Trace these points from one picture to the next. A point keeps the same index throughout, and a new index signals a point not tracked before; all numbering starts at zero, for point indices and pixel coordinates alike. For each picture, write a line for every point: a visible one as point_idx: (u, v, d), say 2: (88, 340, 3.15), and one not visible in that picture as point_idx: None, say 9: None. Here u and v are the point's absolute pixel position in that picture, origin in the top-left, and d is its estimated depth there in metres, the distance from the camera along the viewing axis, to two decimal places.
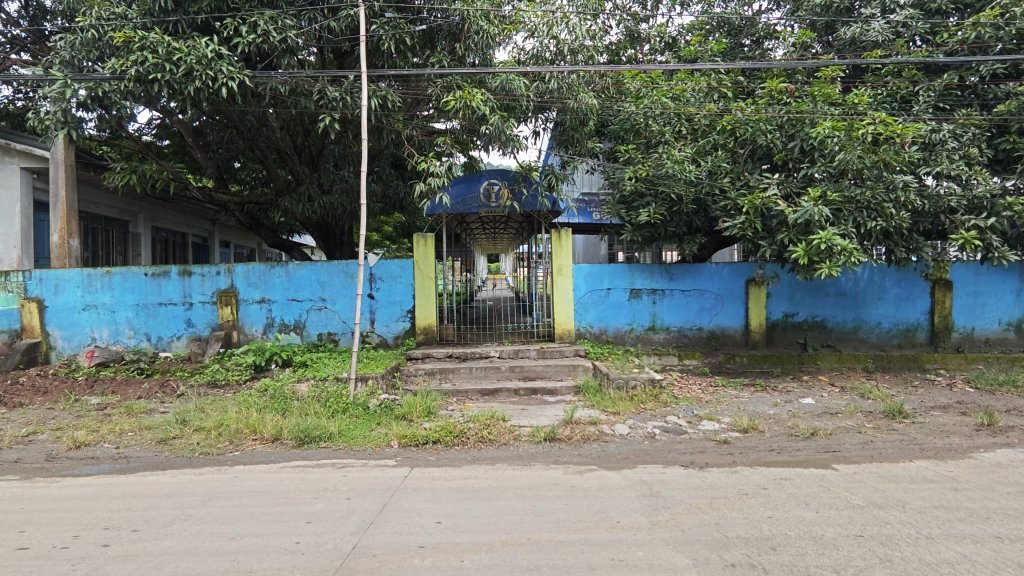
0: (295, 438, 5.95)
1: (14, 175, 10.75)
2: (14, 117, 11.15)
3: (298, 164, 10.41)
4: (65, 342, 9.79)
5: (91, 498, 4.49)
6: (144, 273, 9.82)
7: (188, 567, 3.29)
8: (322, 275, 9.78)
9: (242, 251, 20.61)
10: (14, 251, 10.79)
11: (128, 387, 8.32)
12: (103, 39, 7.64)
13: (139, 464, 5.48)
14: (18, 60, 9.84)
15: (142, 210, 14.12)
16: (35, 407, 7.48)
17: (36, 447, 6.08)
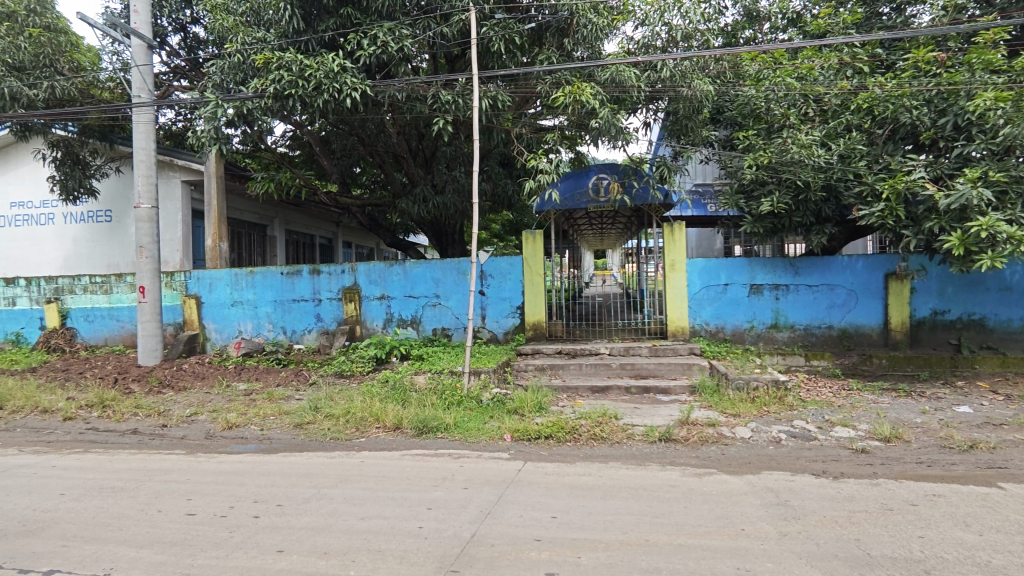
0: (414, 427, 6.26)
1: (176, 188, 12.28)
2: (175, 136, 12.72)
3: (414, 167, 10.93)
4: (217, 333, 11.02)
5: (243, 473, 5.03)
6: (280, 272, 10.79)
7: (326, 542, 3.56)
8: (437, 272, 10.21)
9: (363, 251, 22.06)
10: (177, 254, 12.34)
11: (269, 375, 9.21)
12: (247, 62, 8.47)
13: (280, 445, 6.04)
14: (179, 86, 11.19)
15: (278, 215, 15.55)
16: (196, 391, 8.52)
17: (197, 426, 6.92)
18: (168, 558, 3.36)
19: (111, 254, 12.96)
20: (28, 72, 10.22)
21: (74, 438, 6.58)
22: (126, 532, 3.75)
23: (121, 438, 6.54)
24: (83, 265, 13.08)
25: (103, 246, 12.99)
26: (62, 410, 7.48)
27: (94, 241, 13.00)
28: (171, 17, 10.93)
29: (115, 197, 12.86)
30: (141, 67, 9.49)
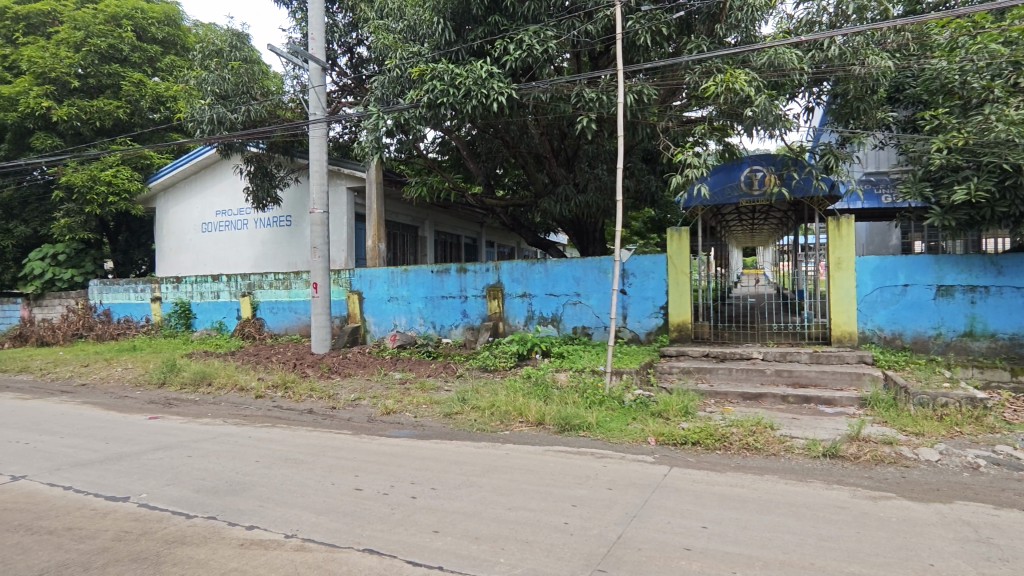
0: (557, 424, 6.34)
1: (342, 195, 13.65)
2: (343, 148, 14.14)
3: (556, 167, 11.07)
4: (376, 327, 12.05)
5: (401, 456, 5.45)
6: (431, 271, 11.51)
7: (476, 528, 3.73)
8: (578, 271, 10.26)
9: (504, 251, 22.79)
10: (343, 254, 13.71)
11: (421, 366, 9.88)
12: (404, 75, 9.17)
13: (432, 432, 6.45)
14: (346, 103, 12.41)
15: (428, 217, 16.62)
16: (358, 378, 9.40)
17: (361, 409, 7.63)
18: (342, 526, 3.75)
19: (291, 254, 14.75)
20: (230, 99, 11.97)
21: (264, 413, 7.60)
22: (307, 499, 4.25)
23: (301, 416, 7.42)
24: (269, 264, 15.04)
25: (285, 247, 14.82)
26: (255, 388, 8.67)
27: (278, 242, 14.89)
28: (340, 41, 12.17)
29: (294, 204, 14.61)
30: (317, 88, 10.67)
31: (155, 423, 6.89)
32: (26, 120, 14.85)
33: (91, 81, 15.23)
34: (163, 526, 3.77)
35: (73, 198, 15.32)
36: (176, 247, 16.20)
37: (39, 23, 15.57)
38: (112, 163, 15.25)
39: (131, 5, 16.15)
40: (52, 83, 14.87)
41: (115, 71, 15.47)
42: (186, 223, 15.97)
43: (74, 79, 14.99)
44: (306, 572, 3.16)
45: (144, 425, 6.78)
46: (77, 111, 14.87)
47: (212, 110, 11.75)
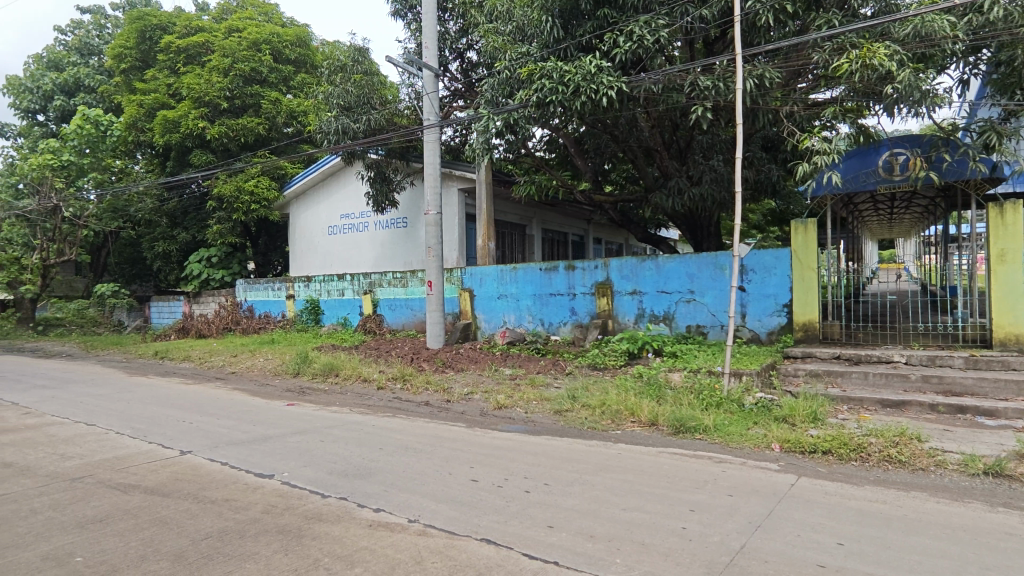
0: (671, 425, 6.14)
1: (454, 196, 14.19)
2: (454, 150, 14.66)
3: (667, 160, 10.73)
4: (487, 323, 12.38)
5: (514, 450, 5.56)
6: (539, 268, 11.62)
7: (590, 526, 3.71)
8: (692, 267, 9.89)
9: (612, 248, 22.43)
10: (455, 254, 14.23)
11: (530, 362, 10.01)
12: (513, 76, 9.31)
13: (543, 429, 6.51)
14: (458, 107, 12.84)
15: (536, 215, 16.78)
16: (471, 372, 9.72)
17: (474, 403, 7.88)
18: (461, 515, 3.89)
19: (407, 253, 15.55)
20: (353, 110, 12.84)
21: (386, 404, 8.08)
22: (427, 487, 4.46)
23: (418, 408, 7.81)
24: (388, 263, 15.96)
25: (402, 247, 15.65)
26: (377, 380, 9.26)
27: (395, 243, 15.76)
28: (452, 48, 12.62)
29: (410, 206, 15.38)
30: (431, 94, 11.14)
31: (292, 410, 7.57)
32: (186, 140, 16.92)
33: (237, 102, 17.03)
34: (303, 503, 4.14)
35: (223, 207, 17.23)
36: (307, 249, 17.68)
37: (195, 54, 17.67)
38: (254, 174, 16.97)
39: (268, 31, 17.86)
40: (206, 106, 16.82)
41: (256, 91, 17.18)
42: (316, 226, 17.37)
43: (223, 101, 16.85)
44: (428, 555, 3.32)
45: (283, 411, 7.47)
46: (226, 130, 16.70)
47: (338, 121, 12.69)
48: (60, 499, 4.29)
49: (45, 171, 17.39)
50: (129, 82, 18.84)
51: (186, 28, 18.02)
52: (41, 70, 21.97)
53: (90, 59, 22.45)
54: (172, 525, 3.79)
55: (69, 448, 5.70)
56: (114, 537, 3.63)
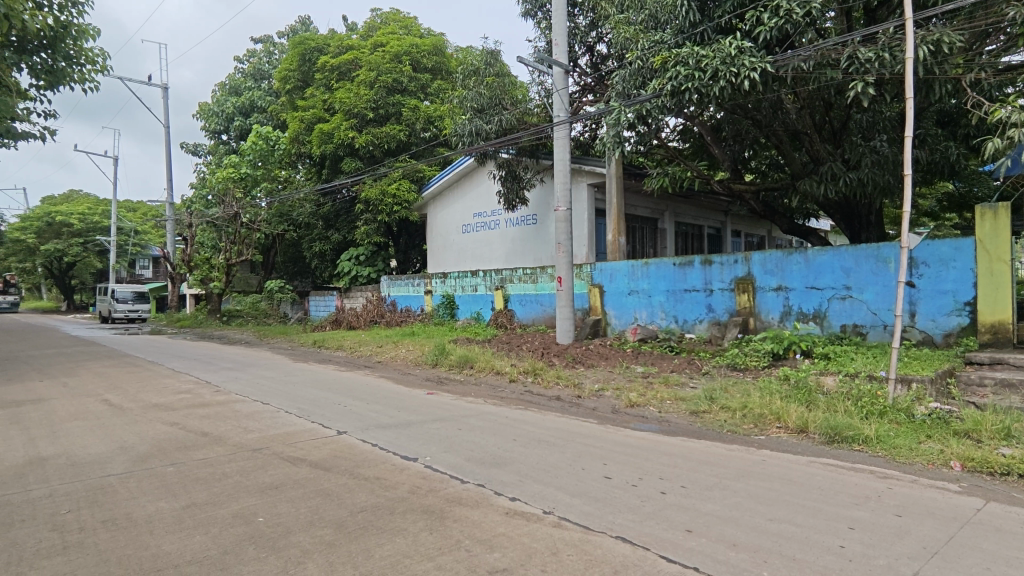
0: (824, 433, 5.62)
1: (583, 192, 14.15)
2: (583, 146, 14.61)
3: (819, 143, 9.81)
4: (617, 320, 12.19)
5: (647, 450, 5.43)
6: (673, 263, 11.21)
7: (733, 534, 3.52)
8: (848, 261, 8.99)
9: (752, 241, 20.97)
10: (584, 249, 14.19)
11: (663, 361, 9.70)
12: (646, 66, 9.07)
13: (677, 429, 6.28)
14: (588, 101, 12.76)
15: (668, 208, 16.17)
16: (601, 368, 9.65)
17: (605, 400, 7.80)
18: (595, 511, 3.88)
19: (536, 250, 15.81)
20: (486, 112, 13.29)
21: (518, 397, 8.30)
22: (561, 480, 4.51)
23: (549, 402, 7.91)
24: (518, 260, 16.34)
25: (532, 244, 15.94)
26: (509, 373, 9.53)
27: (525, 240, 16.08)
28: (581, 42, 12.57)
29: (539, 203, 15.62)
30: (561, 91, 11.20)
31: (431, 398, 8.05)
32: (338, 149, 18.62)
33: (381, 112, 18.39)
34: (444, 486, 4.38)
35: (370, 209, 18.74)
36: (443, 247, 18.63)
37: (346, 70, 19.36)
38: (396, 177, 18.23)
39: (408, 43, 19.11)
40: (355, 117, 18.36)
41: (398, 101, 18.43)
42: (451, 225, 18.25)
43: (369, 112, 18.28)
44: (564, 548, 3.35)
45: (424, 399, 7.97)
46: (372, 138, 18.10)
47: (472, 123, 13.22)
48: (244, 466, 4.95)
49: (229, 183, 20.83)
50: (292, 100, 21.17)
51: (339, 47, 19.81)
52: (225, 95, 25.46)
53: (261, 83, 25.52)
54: (333, 496, 4.21)
55: (249, 422, 6.55)
56: (287, 503, 4.11)
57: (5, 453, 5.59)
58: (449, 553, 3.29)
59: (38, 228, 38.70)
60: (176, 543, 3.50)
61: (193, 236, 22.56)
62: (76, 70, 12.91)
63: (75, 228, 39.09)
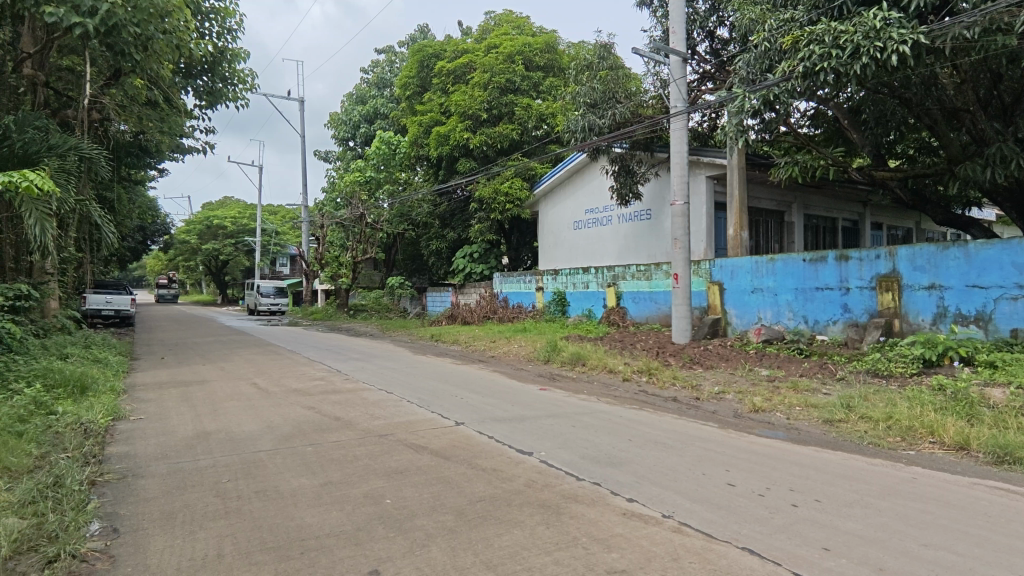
0: (991, 453, 4.93)
1: (701, 184, 13.51)
2: (702, 136, 13.97)
3: (984, 121, 8.62)
4: (738, 319, 11.53)
5: (775, 459, 5.08)
6: (803, 259, 10.40)
7: (878, 558, 3.19)
8: (1020, 255, 7.80)
9: (896, 234, 18.86)
10: (702, 244, 13.59)
11: (791, 364, 9.03)
12: (774, 47, 8.48)
13: (809, 439, 5.81)
14: (708, 89, 12.16)
15: (797, 199, 15.00)
16: (721, 370, 9.18)
17: (726, 403, 7.42)
18: (718, 519, 3.70)
19: (651, 246, 15.39)
20: (599, 106, 13.12)
21: (632, 396, 8.12)
22: (680, 484, 4.35)
23: (666, 403, 7.66)
24: (631, 256, 16.00)
25: (645, 240, 15.53)
26: (623, 372, 9.37)
27: (639, 236, 15.70)
28: (701, 28, 12.02)
29: (654, 198, 15.17)
30: (678, 80, 10.78)
31: (544, 394, 8.12)
32: (454, 150, 19.32)
33: (494, 112, 18.81)
34: (560, 482, 4.40)
35: (484, 208, 19.26)
36: (554, 243, 18.70)
37: (462, 73, 20.01)
38: (509, 176, 18.58)
39: (521, 43, 19.38)
40: (470, 119, 18.92)
41: (511, 100, 18.74)
42: (562, 222, 18.27)
43: (483, 113, 18.76)
44: (686, 554, 3.23)
45: (537, 395, 8.06)
46: (486, 138, 18.57)
47: (585, 119, 13.12)
48: (372, 451, 5.30)
49: (356, 187, 22.52)
50: (412, 105, 22.27)
51: (455, 52, 20.51)
52: (352, 105, 27.38)
53: (384, 90, 27.09)
54: (453, 484, 4.38)
55: (376, 409, 7.01)
56: (411, 487, 4.34)
57: (178, 426, 6.44)
58: (566, 549, 3.29)
59: (199, 230, 44.16)
60: (317, 517, 3.83)
61: (325, 236, 24.57)
62: (231, 90, 14.54)
63: (228, 230, 44.10)
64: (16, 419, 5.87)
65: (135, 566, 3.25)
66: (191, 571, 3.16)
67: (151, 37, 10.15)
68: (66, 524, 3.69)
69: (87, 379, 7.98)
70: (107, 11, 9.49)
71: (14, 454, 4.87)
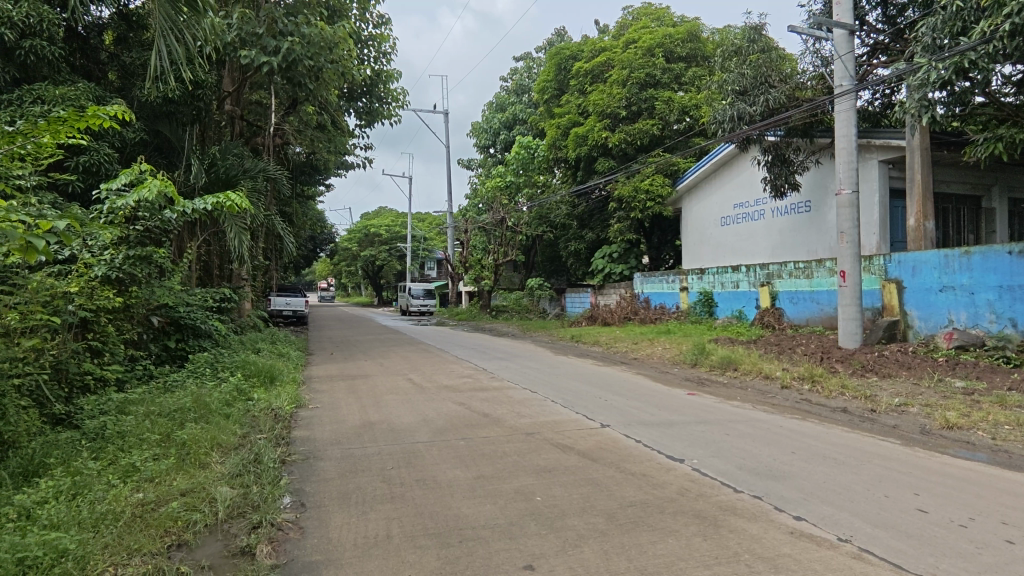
0: None
1: (874, 169, 12.05)
2: (873, 117, 12.46)
3: None
4: (922, 322, 10.09)
5: (979, 485, 4.35)
6: (1009, 252, 8.81)
7: None
8: None
9: None
10: (875, 238, 12.14)
11: (995, 375, 7.72)
12: (968, 6, 7.34)
13: (1023, 464, 4.91)
14: (881, 63, 10.83)
15: (998, 181, 12.79)
16: (902, 380, 8.09)
17: (909, 417, 6.53)
18: (909, 549, 3.26)
19: (811, 241, 14.07)
20: (750, 93, 12.27)
21: (792, 405, 7.47)
22: (858, 506, 3.90)
23: (833, 413, 6.94)
24: (787, 253, 14.74)
25: (804, 235, 14.22)
26: (781, 378, 8.65)
27: (797, 230, 14.43)
28: None
29: (814, 188, 13.84)
30: (845, 56, 9.73)
31: (692, 399, 7.76)
32: (593, 150, 19.15)
33: (634, 108, 18.39)
34: (716, 493, 4.16)
35: (623, 206, 18.88)
36: (699, 241, 17.82)
37: (599, 72, 19.85)
38: (650, 173, 18.06)
39: (661, 35, 18.79)
40: (608, 117, 18.68)
41: (651, 95, 18.22)
42: (708, 218, 17.36)
43: (622, 110, 18.41)
44: None
45: (685, 400, 7.72)
46: (625, 136, 18.20)
47: (733, 108, 12.34)
48: (521, 448, 5.44)
49: (497, 192, 23.35)
50: (549, 108, 22.55)
51: (592, 51, 20.41)
52: (493, 113, 28.45)
53: (523, 96, 27.75)
54: (602, 487, 4.34)
55: (522, 408, 7.19)
56: (560, 487, 4.39)
57: (347, 415, 7.15)
58: (727, 564, 3.11)
59: (359, 239, 48.73)
60: (472, 508, 4.02)
61: (469, 240, 25.85)
62: (386, 109, 15.82)
63: (383, 237, 48.12)
64: (224, 403, 6.91)
65: (320, 538, 3.65)
66: (366, 547, 3.48)
67: (322, 67, 11.33)
68: (265, 496, 4.26)
69: (275, 370, 9.17)
70: (288, 48, 10.89)
71: (224, 432, 5.74)
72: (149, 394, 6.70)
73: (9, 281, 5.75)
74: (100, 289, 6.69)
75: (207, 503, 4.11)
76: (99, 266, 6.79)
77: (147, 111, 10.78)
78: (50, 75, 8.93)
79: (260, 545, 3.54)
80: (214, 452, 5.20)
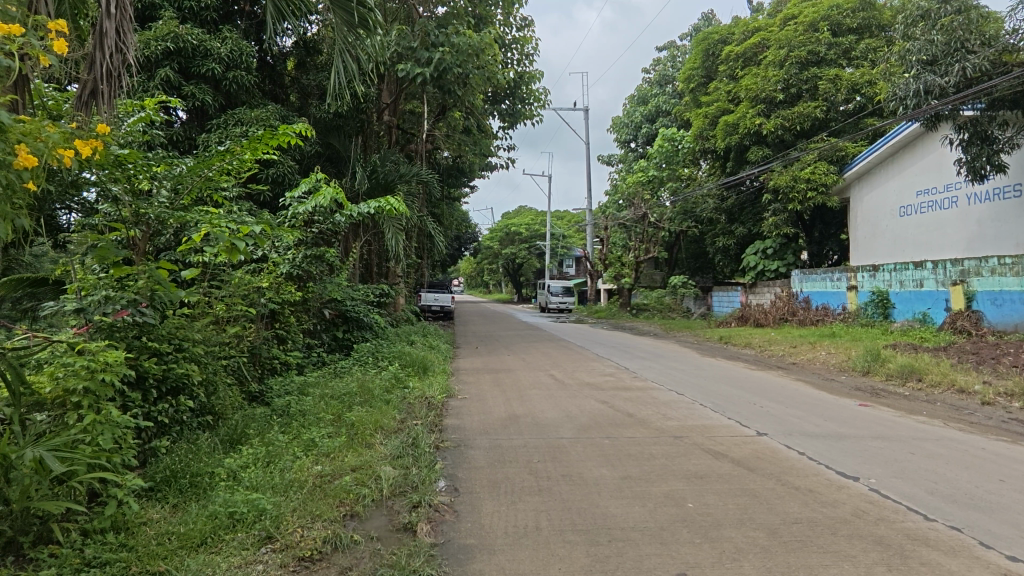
0: None
1: None
2: None
3: None
4: None
5: None
6: None
7: None
8: None
9: None
10: None
11: None
12: None
13: None
14: None
15: None
16: None
17: None
18: None
19: (1020, 232, 11.90)
20: (940, 62, 10.74)
21: (996, 424, 6.35)
22: None
23: None
24: (987, 246, 12.62)
25: (1012, 225, 12.04)
26: (980, 393, 7.42)
27: (1001, 219, 12.30)
28: None
29: None
30: None
31: (865, 411, 6.95)
32: (744, 139, 17.79)
33: (793, 90, 16.86)
34: (902, 518, 3.67)
35: (778, 198, 17.31)
36: (872, 234, 15.89)
37: (752, 54, 18.44)
38: (811, 161, 16.41)
39: (827, 6, 17.05)
40: (763, 102, 17.31)
41: (813, 74, 16.55)
42: (882, 209, 15.42)
43: (778, 93, 16.97)
44: None
45: (856, 411, 6.93)
46: (782, 121, 16.72)
47: (918, 80, 10.91)
48: (670, 452, 5.23)
49: (639, 187, 23.06)
50: (695, 98, 21.51)
51: (745, 32, 19.08)
52: (634, 106, 27.76)
53: (667, 87, 26.80)
54: (761, 499, 4.03)
55: (668, 410, 6.94)
56: (714, 495, 4.15)
57: (493, 407, 7.43)
58: None
59: (501, 237, 50.59)
60: (621, 509, 3.95)
61: (609, 237, 25.71)
62: (528, 109, 16.18)
63: (523, 236, 49.43)
64: (385, 389, 7.58)
65: (473, 523, 3.82)
66: (516, 536, 3.57)
67: (468, 73, 11.90)
68: (423, 478, 4.56)
69: (427, 361, 9.83)
70: (439, 59, 11.58)
71: (385, 416, 6.25)
72: (323, 378, 7.55)
73: (218, 277, 6.76)
74: (286, 284, 7.63)
75: (374, 479, 4.50)
76: (283, 264, 7.72)
77: (321, 126, 12.07)
78: (248, 100, 10.36)
79: (420, 523, 3.79)
80: (378, 434, 5.69)
